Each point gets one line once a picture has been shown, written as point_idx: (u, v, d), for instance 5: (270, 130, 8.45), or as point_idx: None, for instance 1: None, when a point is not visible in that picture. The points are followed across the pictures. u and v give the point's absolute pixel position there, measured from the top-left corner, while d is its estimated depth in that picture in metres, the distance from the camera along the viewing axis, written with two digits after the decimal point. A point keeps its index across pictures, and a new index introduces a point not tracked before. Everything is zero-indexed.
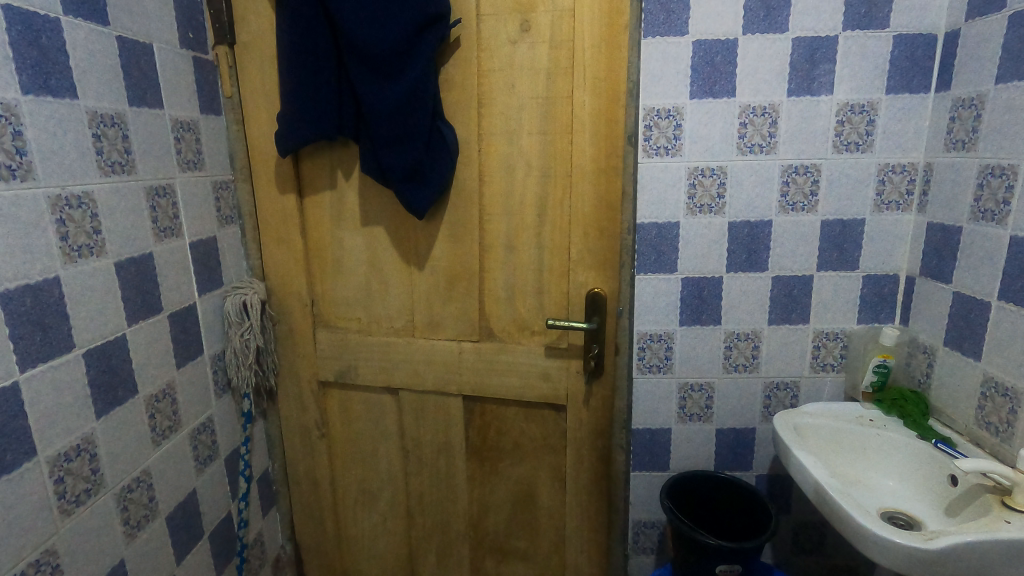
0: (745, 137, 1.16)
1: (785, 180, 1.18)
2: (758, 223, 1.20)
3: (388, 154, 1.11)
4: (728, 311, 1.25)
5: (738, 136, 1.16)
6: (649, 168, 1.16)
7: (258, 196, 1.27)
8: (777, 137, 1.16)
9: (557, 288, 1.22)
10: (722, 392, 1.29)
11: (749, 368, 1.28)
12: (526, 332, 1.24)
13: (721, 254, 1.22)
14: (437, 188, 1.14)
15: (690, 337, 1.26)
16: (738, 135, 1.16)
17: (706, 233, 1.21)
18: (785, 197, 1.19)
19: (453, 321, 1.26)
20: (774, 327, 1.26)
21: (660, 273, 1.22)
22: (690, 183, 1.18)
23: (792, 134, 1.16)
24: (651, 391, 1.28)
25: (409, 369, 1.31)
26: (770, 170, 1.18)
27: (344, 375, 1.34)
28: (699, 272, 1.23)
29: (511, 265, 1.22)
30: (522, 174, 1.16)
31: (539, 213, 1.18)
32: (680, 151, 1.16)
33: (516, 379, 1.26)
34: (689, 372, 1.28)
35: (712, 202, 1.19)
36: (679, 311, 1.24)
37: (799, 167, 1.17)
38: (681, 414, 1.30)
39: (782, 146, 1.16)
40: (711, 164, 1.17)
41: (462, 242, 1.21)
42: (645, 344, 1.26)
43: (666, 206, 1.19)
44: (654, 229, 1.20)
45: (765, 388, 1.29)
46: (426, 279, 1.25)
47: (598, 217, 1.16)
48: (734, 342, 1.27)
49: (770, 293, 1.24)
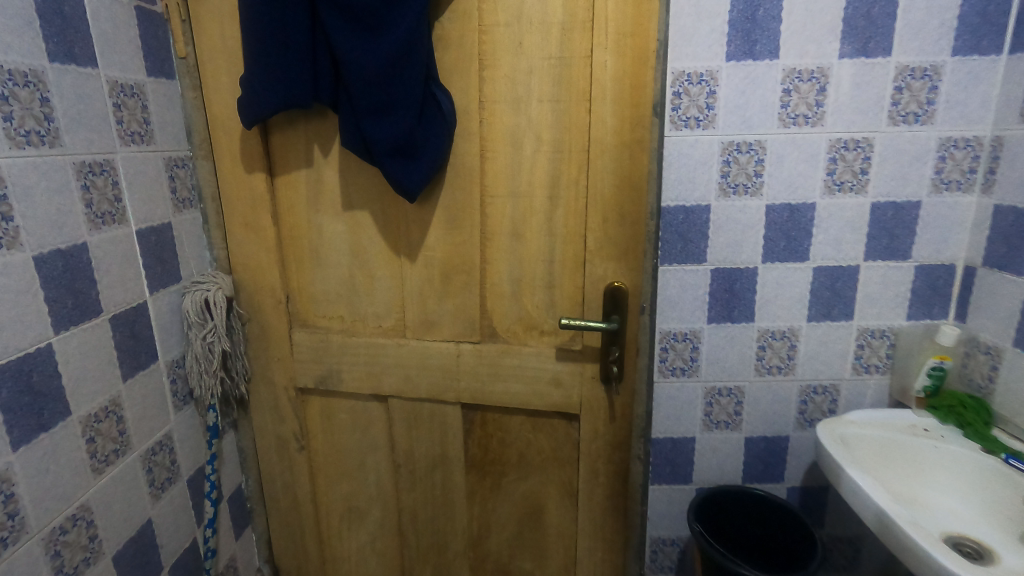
0: (789, 106, 1.01)
1: (831, 157, 1.03)
2: (800, 206, 1.05)
3: (376, 120, 0.93)
4: (762, 306, 1.11)
5: (781, 105, 1.01)
6: (676, 142, 1.03)
7: (221, 175, 1.09)
8: (825, 107, 1.01)
9: (571, 282, 1.05)
10: (754, 397, 1.15)
11: (784, 370, 1.14)
12: (533, 332, 1.08)
13: (756, 242, 1.07)
14: (432, 162, 0.96)
15: (719, 336, 1.12)
16: (779, 104, 1.01)
17: (740, 217, 1.06)
18: (831, 176, 1.04)
19: (450, 320, 1.10)
20: (813, 324, 1.11)
21: (688, 263, 1.08)
22: (724, 159, 1.03)
23: (842, 103, 1.00)
24: (675, 396, 1.15)
25: (400, 375, 1.14)
26: (815, 145, 1.02)
27: (325, 381, 1.18)
28: (731, 263, 1.08)
29: (518, 255, 1.05)
30: (532, 149, 0.99)
31: (550, 196, 1.01)
32: (714, 123, 1.01)
33: (523, 385, 1.10)
34: (717, 375, 1.14)
35: (748, 182, 1.04)
36: (707, 307, 1.11)
37: (848, 142, 1.02)
38: (706, 421, 1.17)
39: (830, 117, 1.01)
40: (749, 138, 1.02)
41: (461, 229, 1.04)
42: (668, 345, 1.13)
43: (697, 187, 1.04)
44: (682, 214, 1.06)
45: (801, 393, 1.15)
46: (421, 272, 1.08)
47: (619, 199, 0.99)
48: (768, 342, 1.13)
49: (809, 286, 1.09)
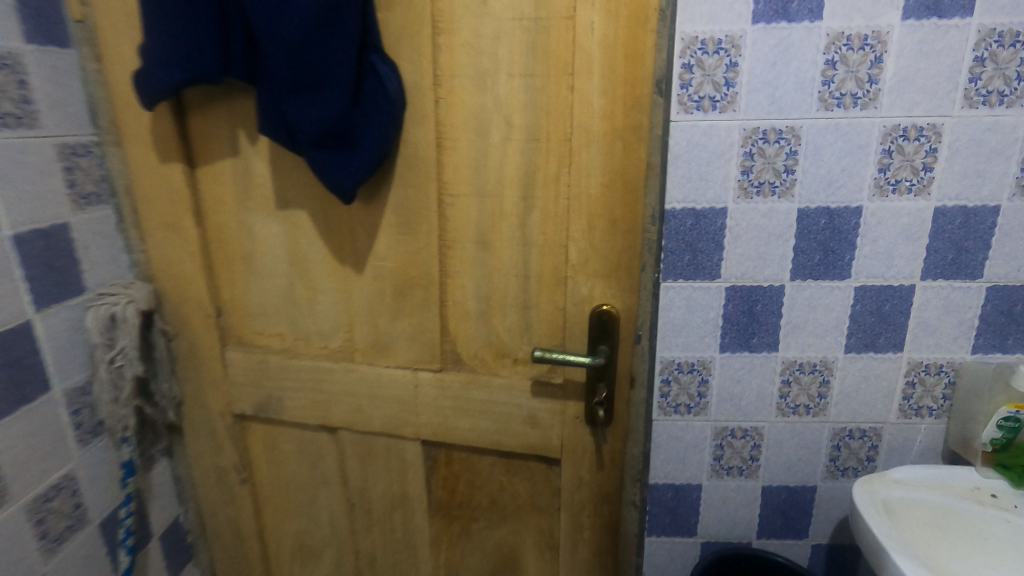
0: (832, 83, 0.78)
1: (885, 149, 0.80)
2: (842, 211, 0.83)
3: (298, 101, 0.73)
4: (789, 332, 0.90)
5: (822, 81, 0.78)
6: (686, 129, 0.81)
7: (134, 164, 0.91)
8: (880, 83, 0.78)
9: (549, 303, 0.84)
10: (775, 440, 0.95)
11: (814, 410, 0.93)
12: (505, 361, 0.89)
13: (785, 255, 0.86)
14: (372, 153, 0.76)
15: (734, 368, 0.92)
16: (820, 80, 0.78)
17: (764, 223, 0.85)
18: (883, 173, 0.81)
19: (407, 343, 0.91)
20: (852, 356, 0.90)
21: (697, 278, 0.88)
22: (746, 151, 0.82)
23: (903, 79, 0.78)
24: (679, 437, 0.96)
25: (350, 404, 0.97)
26: (865, 133, 0.80)
27: (266, 408, 1.01)
28: (752, 280, 0.87)
29: (485, 268, 0.85)
30: (501, 137, 0.78)
31: (524, 196, 0.80)
32: (735, 104, 0.80)
33: (493, 423, 0.91)
34: (730, 413, 0.94)
35: (775, 179, 0.83)
36: (720, 333, 0.90)
37: (909, 129, 0.80)
38: (715, 466, 0.97)
39: (886, 97, 0.78)
40: (779, 124, 0.80)
41: (416, 236, 0.85)
42: (671, 377, 0.93)
43: (711, 185, 0.83)
44: (691, 218, 0.85)
45: (833, 437, 0.94)
46: (371, 285, 0.89)
47: (610, 202, 0.77)
48: (794, 376, 0.92)
49: (849, 309, 0.88)
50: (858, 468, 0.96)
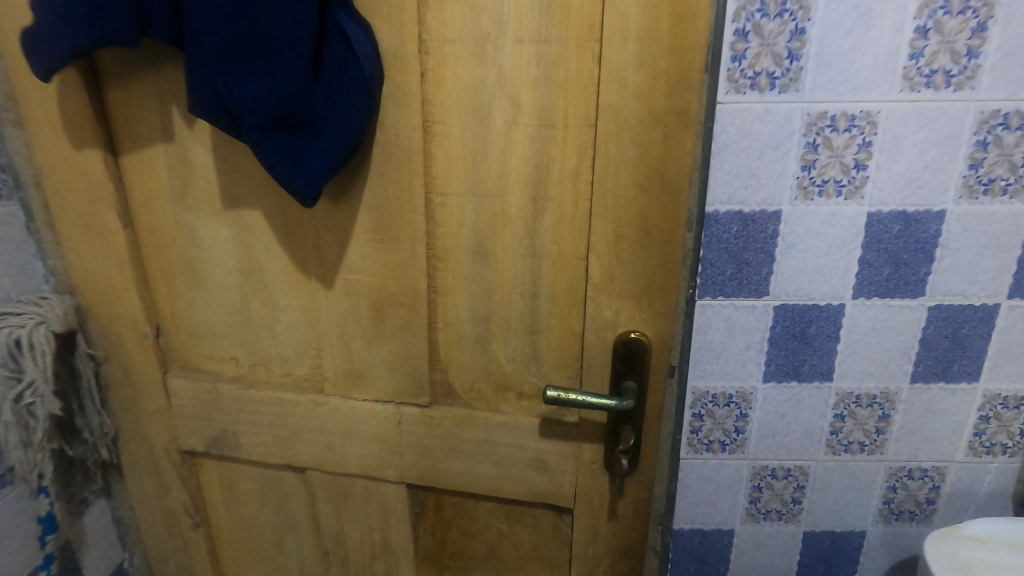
0: (921, 56, 0.62)
1: (980, 141, 0.65)
2: (920, 215, 0.68)
3: (238, 74, 0.56)
4: (846, 359, 0.75)
5: (909, 53, 0.62)
6: (736, 113, 0.65)
7: (41, 151, 0.72)
8: (981, 57, 0.62)
9: (563, 329, 0.68)
10: (821, 481, 0.82)
11: (869, 448, 0.80)
12: (507, 395, 0.73)
13: (848, 268, 0.71)
14: (338, 142, 0.59)
15: (778, 400, 0.78)
16: (907, 53, 0.62)
17: (825, 230, 0.69)
18: (974, 170, 0.66)
19: (387, 372, 0.75)
20: (918, 388, 0.76)
21: (740, 296, 0.72)
22: (808, 141, 0.66)
23: (1011, 52, 0.62)
24: (710, 478, 0.82)
25: (319, 442, 0.81)
26: (956, 120, 0.64)
27: (220, 444, 0.84)
28: (806, 298, 0.72)
29: (483, 286, 0.68)
30: (505, 122, 0.61)
31: (533, 197, 0.63)
32: (798, 82, 0.64)
33: (493, 467, 0.76)
34: (770, 451, 0.80)
35: (842, 177, 0.67)
36: (766, 361, 0.76)
37: (1011, 115, 0.64)
38: (750, 510, 0.84)
39: (988, 75, 0.63)
40: (852, 108, 0.64)
41: (398, 244, 0.68)
42: (704, 410, 0.78)
43: (763, 184, 0.67)
44: (737, 224, 0.69)
45: (889, 477, 0.81)
46: (343, 304, 0.72)
47: (644, 206, 0.61)
48: (849, 410, 0.78)
49: (919, 333, 0.74)
50: (915, 511, 0.83)
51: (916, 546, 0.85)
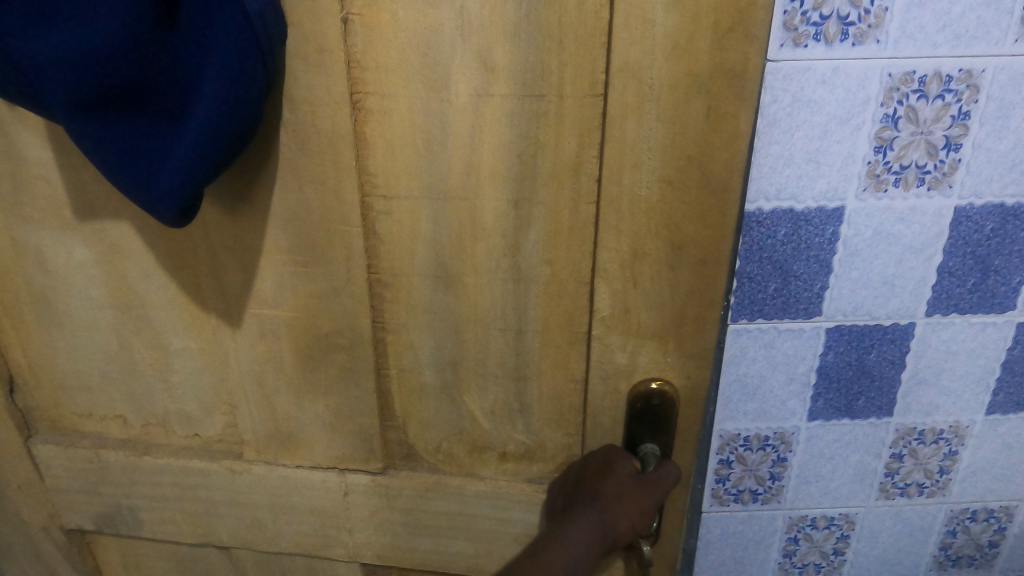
0: None
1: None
2: (1023, 209, 0.46)
3: (61, 21, 0.36)
4: (911, 388, 0.53)
5: None
6: (793, 75, 0.42)
7: None
8: None
9: (560, 376, 0.50)
10: (869, 532, 0.60)
11: (929, 492, 0.58)
12: (486, 457, 0.55)
13: (925, 279, 0.48)
14: (206, 134, 0.38)
15: (822, 442, 0.56)
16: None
17: (899, 231, 0.47)
18: None
19: (325, 433, 0.56)
20: (995, 418, 0.54)
21: (786, 318, 0.51)
22: (887, 113, 0.43)
23: None
24: (731, 531, 0.61)
25: (244, 517, 0.62)
26: None
27: (115, 521, 0.65)
28: (868, 319, 0.50)
29: (448, 321, 0.49)
30: (471, 93, 0.41)
31: (514, 201, 0.44)
32: (881, 30, 0.41)
33: (471, 543, 0.59)
34: (809, 499, 0.59)
35: (928, 161, 0.45)
36: (812, 396, 0.54)
37: None
38: (783, 564, 0.62)
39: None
40: (949, 66, 0.42)
41: (327, 268, 0.48)
42: (731, 458, 0.57)
43: (823, 172, 0.45)
44: (788, 227, 0.47)
45: (949, 522, 0.59)
46: (257, 348, 0.53)
47: (675, 211, 0.42)
48: (910, 447, 0.56)
49: (1004, 354, 0.51)
50: (976, 557, 0.61)
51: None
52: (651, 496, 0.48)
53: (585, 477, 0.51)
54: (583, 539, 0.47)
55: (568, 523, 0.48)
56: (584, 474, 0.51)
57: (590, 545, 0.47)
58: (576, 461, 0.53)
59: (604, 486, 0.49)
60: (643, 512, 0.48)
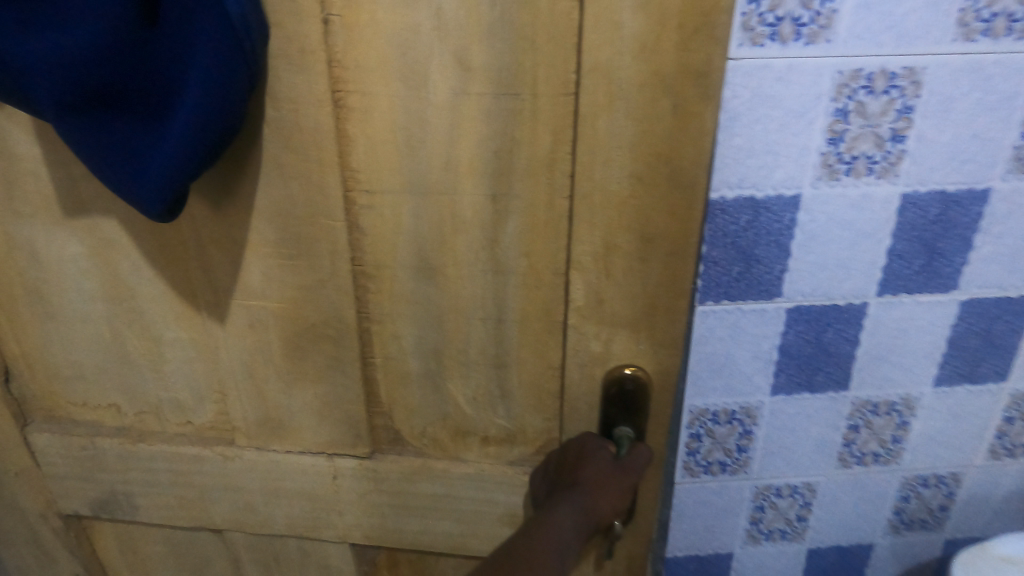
0: None
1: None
2: (962, 196, 0.48)
3: (50, 25, 0.37)
4: (866, 365, 0.56)
5: None
6: (752, 72, 0.45)
7: None
8: None
9: (538, 362, 0.53)
10: (830, 499, 0.64)
11: (884, 461, 0.61)
12: (469, 441, 0.58)
13: (875, 261, 0.51)
14: (191, 132, 0.39)
15: (786, 416, 0.59)
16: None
17: (850, 216, 0.50)
18: None
19: (313, 420, 0.58)
20: (944, 391, 0.57)
21: (749, 299, 0.53)
22: (838, 107, 0.46)
23: None
24: (702, 501, 0.64)
25: (237, 501, 0.64)
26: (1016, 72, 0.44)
27: (111, 506, 0.67)
28: (824, 300, 0.53)
29: (431, 311, 0.51)
30: (449, 92, 0.43)
31: (492, 195, 0.46)
32: (831, 30, 0.43)
33: (457, 523, 0.62)
34: (774, 470, 0.62)
35: (876, 152, 0.47)
36: (775, 372, 0.57)
37: None
38: (750, 531, 0.66)
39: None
40: (894, 63, 0.44)
41: (312, 260, 0.50)
42: (700, 432, 0.60)
43: (781, 162, 0.48)
44: (749, 214, 0.50)
45: (903, 488, 0.63)
46: (246, 338, 0.55)
47: (645, 205, 0.45)
48: (866, 419, 0.59)
49: (947, 331, 0.54)
50: (928, 520, 0.65)
51: (928, 558, 0.68)
52: (628, 478, 0.51)
53: (565, 466, 0.53)
54: (568, 521, 0.49)
55: (554, 507, 0.50)
56: (563, 463, 0.53)
57: (576, 527, 0.49)
58: (553, 454, 0.55)
59: (584, 471, 0.51)
60: (619, 495, 0.51)
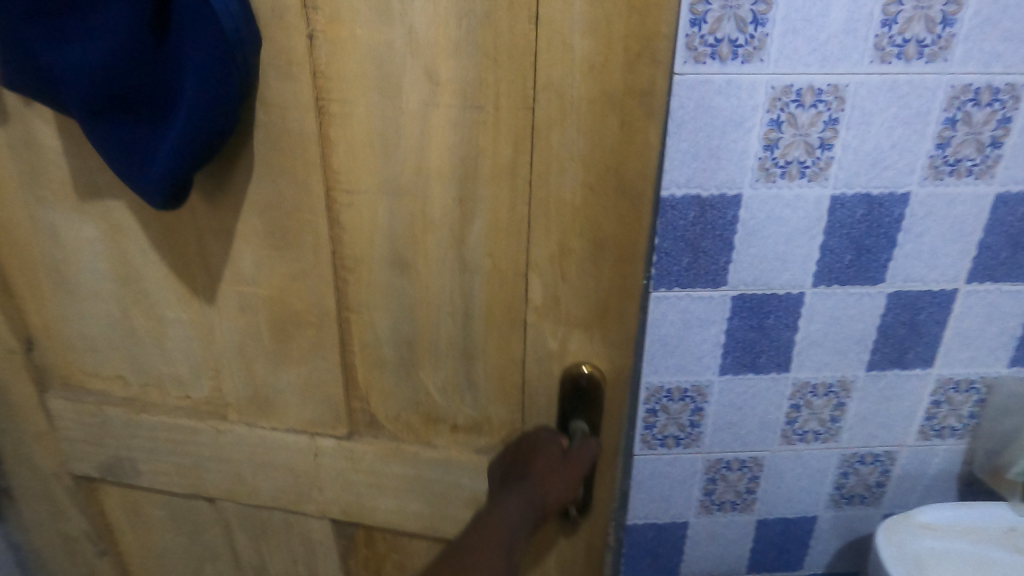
0: (894, 19, 0.47)
1: (949, 118, 0.50)
2: (885, 199, 0.53)
3: (72, 36, 0.43)
4: (806, 347, 0.60)
5: (882, 14, 0.47)
6: (694, 87, 0.49)
7: None
8: (961, 19, 0.47)
9: (501, 353, 0.57)
10: (776, 473, 0.67)
11: (822, 439, 0.65)
12: (439, 428, 0.63)
13: (811, 253, 0.55)
14: (184, 134, 0.44)
15: (735, 392, 0.62)
16: (878, 20, 0.47)
17: (787, 214, 0.54)
18: (943, 149, 0.51)
19: (298, 400, 0.64)
20: (875, 375, 0.61)
21: (697, 286, 0.57)
22: (772, 118, 0.50)
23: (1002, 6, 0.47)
24: (656, 474, 0.66)
25: (228, 472, 0.70)
26: (925, 93, 0.49)
27: (117, 469, 0.73)
28: (765, 287, 0.57)
29: (406, 302, 0.57)
30: (421, 102, 0.48)
31: (459, 199, 0.51)
32: (763, 51, 0.48)
33: (425, 504, 0.67)
34: (726, 443, 0.65)
35: (806, 158, 0.52)
36: (723, 351, 0.60)
37: (983, 91, 0.49)
38: (703, 502, 0.68)
39: (964, 45, 0.48)
40: (820, 80, 0.49)
41: (297, 252, 0.55)
42: (655, 406, 0.63)
43: (723, 166, 0.52)
44: (698, 207, 0.54)
45: (841, 464, 0.66)
46: (238, 321, 0.60)
47: (595, 214, 0.50)
48: (806, 398, 0.62)
49: (878, 320, 0.58)
50: (866, 496, 0.69)
51: (866, 533, 0.71)
52: (572, 471, 0.56)
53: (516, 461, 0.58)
54: (516, 512, 0.55)
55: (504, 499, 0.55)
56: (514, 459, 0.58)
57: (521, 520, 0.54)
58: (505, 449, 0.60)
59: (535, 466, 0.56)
60: (561, 490, 0.55)
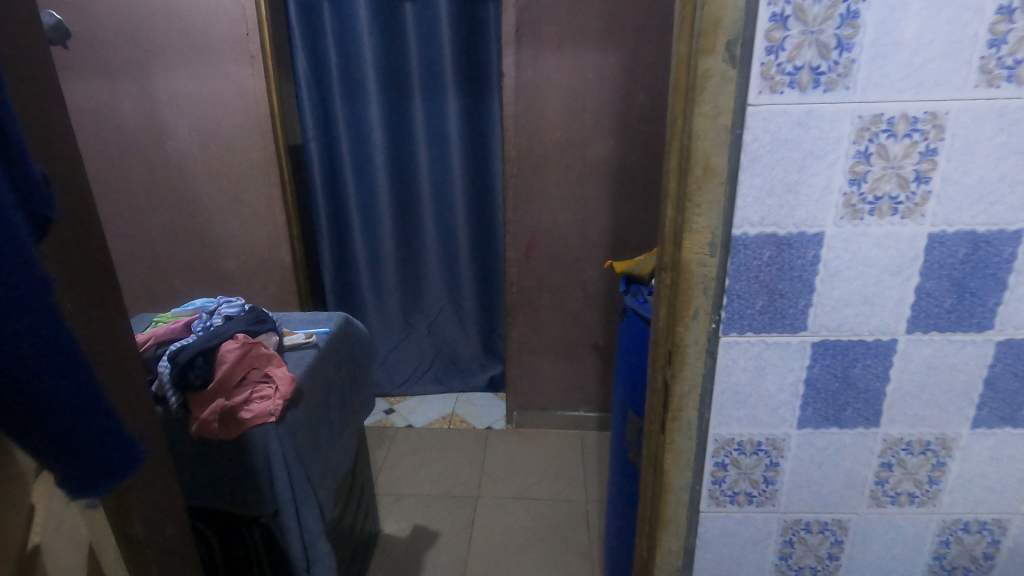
0: (1002, 41, 0.41)
1: None
2: (993, 237, 0.46)
3: None
4: (898, 399, 0.52)
5: (989, 34, 0.41)
6: (768, 119, 0.43)
7: None
8: None
9: None
10: (863, 539, 0.59)
11: (919, 502, 0.56)
12: None
13: (902, 296, 0.48)
14: None
15: (814, 449, 0.55)
16: (984, 40, 0.41)
17: (875, 253, 0.47)
18: None
19: None
20: (981, 432, 0.53)
21: (773, 331, 0.50)
22: (859, 150, 0.44)
23: None
24: (723, 539, 0.59)
25: None
26: None
27: None
28: (849, 334, 0.50)
29: None
30: None
31: None
32: (849, 78, 0.42)
33: None
34: (805, 503, 0.57)
35: (900, 192, 0.45)
36: (802, 404, 0.53)
37: None
38: (779, 567, 0.61)
39: None
40: (915, 108, 0.43)
41: None
42: (724, 463, 0.56)
43: (802, 202, 0.46)
44: (772, 246, 0.47)
45: (942, 531, 0.58)
46: None
47: None
48: (899, 457, 0.55)
49: (985, 371, 0.51)
50: (971, 568, 0.60)
51: None
52: None
53: None
54: None
55: None
56: None
57: None
58: None
59: None
60: None
